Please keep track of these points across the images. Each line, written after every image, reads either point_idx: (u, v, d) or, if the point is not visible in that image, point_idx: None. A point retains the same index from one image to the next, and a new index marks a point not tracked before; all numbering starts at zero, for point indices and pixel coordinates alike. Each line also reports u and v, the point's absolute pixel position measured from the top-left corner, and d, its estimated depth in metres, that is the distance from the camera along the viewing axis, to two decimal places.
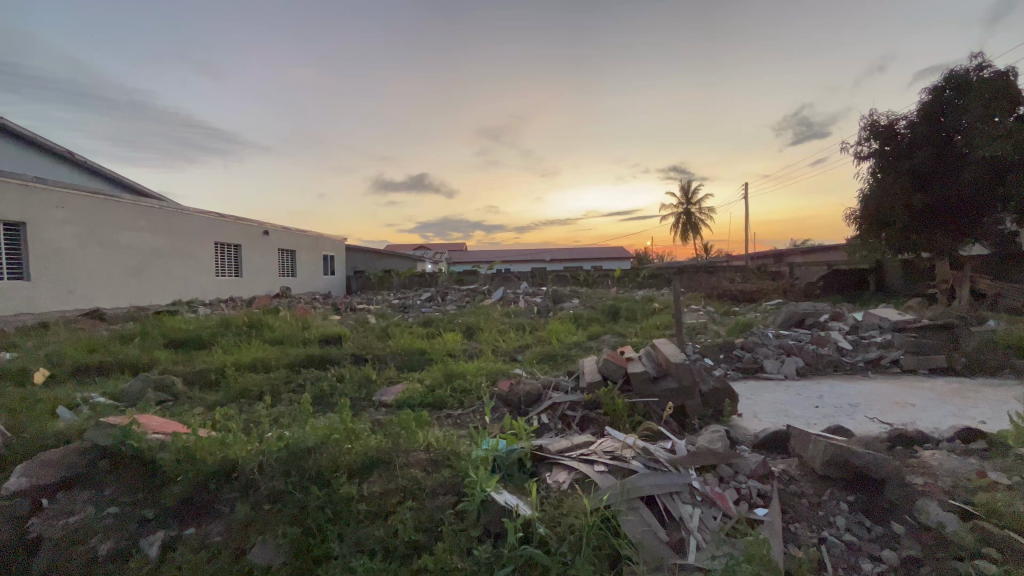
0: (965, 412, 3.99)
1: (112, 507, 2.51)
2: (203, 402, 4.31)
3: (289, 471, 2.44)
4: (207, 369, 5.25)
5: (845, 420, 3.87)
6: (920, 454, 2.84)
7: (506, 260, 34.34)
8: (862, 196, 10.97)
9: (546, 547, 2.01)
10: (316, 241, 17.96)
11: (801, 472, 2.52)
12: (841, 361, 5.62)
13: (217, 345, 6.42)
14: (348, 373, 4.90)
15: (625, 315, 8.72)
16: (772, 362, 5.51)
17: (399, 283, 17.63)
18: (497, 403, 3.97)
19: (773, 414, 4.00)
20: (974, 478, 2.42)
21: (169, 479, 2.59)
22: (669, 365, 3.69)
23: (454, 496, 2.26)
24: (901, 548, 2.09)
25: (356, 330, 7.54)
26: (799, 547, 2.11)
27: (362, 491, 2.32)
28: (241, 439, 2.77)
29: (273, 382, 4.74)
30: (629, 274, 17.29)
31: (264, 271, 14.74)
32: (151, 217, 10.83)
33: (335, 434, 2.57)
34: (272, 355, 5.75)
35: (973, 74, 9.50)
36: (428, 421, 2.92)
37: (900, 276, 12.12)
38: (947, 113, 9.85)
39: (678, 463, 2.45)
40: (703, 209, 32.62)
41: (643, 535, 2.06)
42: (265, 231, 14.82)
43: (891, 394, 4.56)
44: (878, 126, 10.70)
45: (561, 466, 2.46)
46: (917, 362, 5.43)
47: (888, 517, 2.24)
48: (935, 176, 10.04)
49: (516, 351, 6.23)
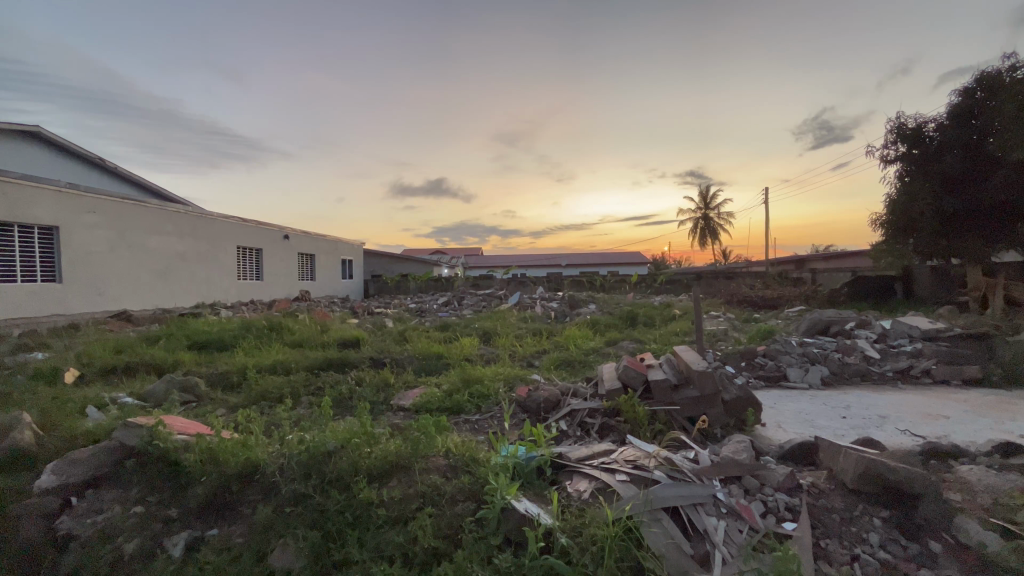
0: (1002, 426, 3.82)
1: (137, 507, 2.55)
2: (226, 404, 4.39)
3: (310, 474, 2.46)
4: (229, 372, 5.35)
5: (874, 432, 3.75)
6: (957, 469, 2.73)
7: (521, 264, 34.31)
8: (889, 201, 10.71)
9: (567, 557, 1.97)
10: (335, 245, 18.16)
11: (830, 486, 2.43)
12: (869, 371, 5.45)
13: (239, 348, 6.51)
14: (367, 378, 4.93)
15: (643, 321, 8.61)
16: (796, 370, 5.39)
17: (417, 288, 17.76)
18: (514, 408, 3.95)
19: (799, 425, 3.89)
20: (1016, 495, 2.32)
21: (192, 479, 2.63)
22: (690, 373, 3.63)
23: (474, 504, 2.24)
24: (939, 568, 2.00)
25: (374, 334, 7.65)
26: (830, 564, 2.03)
27: (381, 496, 2.32)
28: (263, 441, 2.81)
29: (293, 385, 4.79)
30: (647, 279, 17.11)
31: (285, 274, 14.98)
32: (176, 222, 11.11)
33: (355, 438, 2.58)
34: (293, 358, 5.81)
35: (1006, 75, 9.20)
36: (447, 426, 2.92)
37: (929, 283, 11.75)
38: (978, 115, 9.55)
39: (703, 474, 2.39)
40: (723, 214, 32.27)
41: (667, 548, 2.01)
42: (286, 235, 15.08)
43: (924, 406, 4.39)
44: (905, 129, 10.44)
45: (581, 475, 2.42)
46: (949, 372, 5.24)
47: (924, 534, 2.15)
48: (966, 180, 9.72)
49: (533, 356, 6.19)
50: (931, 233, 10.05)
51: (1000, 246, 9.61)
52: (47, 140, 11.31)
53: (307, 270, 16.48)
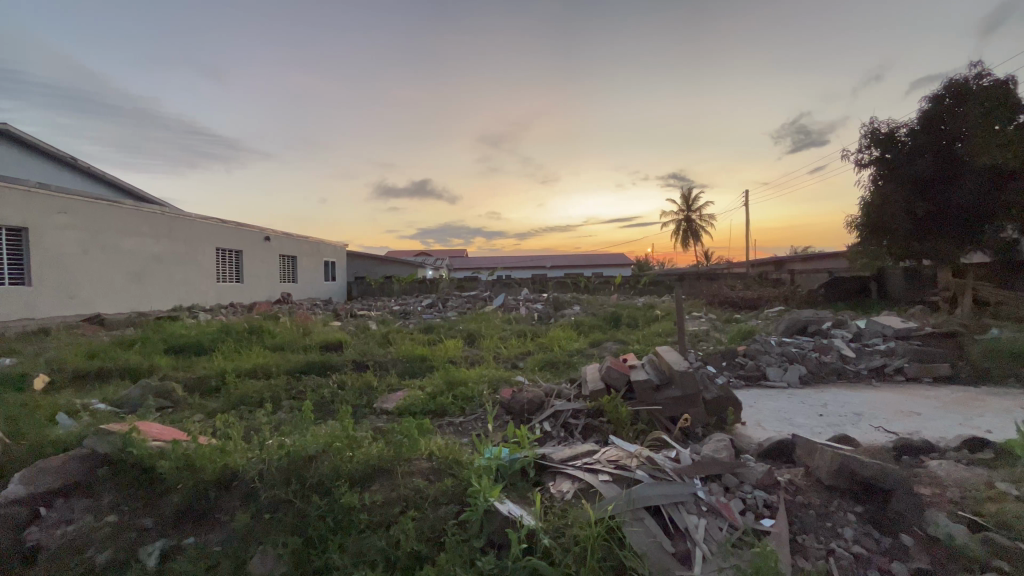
0: (971, 422, 3.95)
1: (111, 516, 2.48)
2: (203, 409, 4.30)
3: (290, 479, 2.42)
4: (207, 376, 5.24)
5: (850, 429, 3.84)
6: (927, 464, 2.82)
7: (506, 266, 34.34)
8: (864, 203, 10.99)
9: (550, 558, 1.97)
10: (317, 246, 17.92)
11: (807, 482, 2.48)
12: (845, 369, 5.59)
13: (217, 352, 6.39)
14: (349, 381, 4.87)
15: (627, 322, 8.69)
16: (775, 369, 5.50)
17: (400, 289, 17.64)
18: (498, 410, 3.95)
19: (777, 423, 3.96)
20: (982, 488, 2.40)
21: (168, 487, 2.57)
22: (672, 373, 3.67)
23: (458, 506, 2.23)
24: (911, 560, 2.06)
25: (356, 336, 7.57)
26: (807, 559, 2.08)
27: (364, 500, 2.30)
28: (242, 447, 2.76)
29: (273, 389, 4.71)
30: (630, 281, 17.26)
31: (266, 276, 14.72)
32: (153, 223, 10.85)
33: (337, 442, 2.55)
34: (273, 361, 5.72)
35: (973, 82, 9.54)
36: (430, 429, 2.90)
37: (902, 283, 12.10)
38: (946, 121, 9.87)
39: (684, 472, 2.42)
40: (704, 216, 32.77)
41: (649, 546, 2.03)
42: (267, 236, 14.83)
43: (897, 403, 4.52)
44: (878, 134, 10.73)
45: (564, 476, 2.43)
46: (921, 370, 5.40)
47: (896, 528, 2.21)
48: (935, 184, 10.06)
49: (518, 358, 6.20)
50: (903, 235, 10.36)
51: (968, 247, 9.94)
52: (16, 138, 10.96)
53: (289, 272, 16.24)
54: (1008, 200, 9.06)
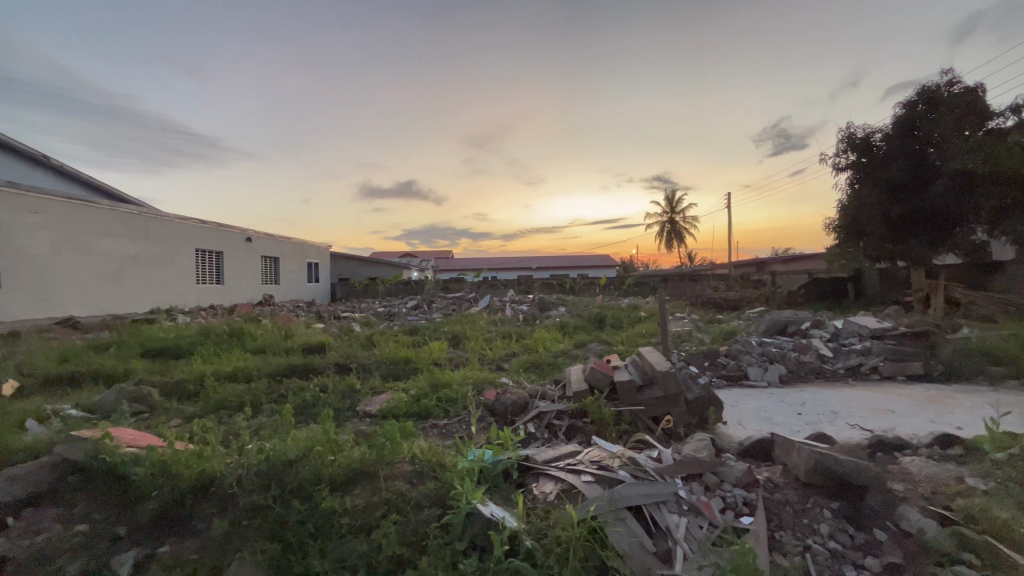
0: (943, 419, 4.07)
1: (82, 525, 2.41)
2: (181, 414, 4.21)
3: (269, 485, 2.38)
4: (186, 380, 5.13)
5: (827, 427, 3.93)
6: (901, 460, 2.89)
7: (492, 267, 34.32)
8: (841, 206, 11.25)
9: (532, 560, 1.97)
10: (300, 247, 17.69)
11: (785, 480, 2.53)
12: (823, 369, 5.71)
13: (196, 356, 6.26)
14: (331, 384, 4.81)
15: (611, 323, 8.75)
16: (755, 369, 5.59)
17: (385, 291, 17.52)
18: (482, 412, 3.94)
19: (757, 422, 4.03)
20: (952, 484, 2.47)
21: (143, 494, 2.51)
22: (655, 373, 3.71)
23: (440, 509, 2.22)
24: (884, 555, 2.11)
25: (340, 338, 7.49)
26: (784, 556, 2.12)
27: (345, 504, 2.27)
28: (220, 452, 2.71)
29: (254, 393, 4.63)
30: (615, 282, 17.40)
31: (247, 278, 14.47)
32: (129, 223, 10.59)
33: (317, 446, 2.52)
34: (254, 364, 5.63)
35: (944, 89, 9.86)
36: (413, 431, 2.88)
37: (878, 284, 12.41)
38: (919, 127, 10.18)
39: (665, 472, 2.44)
40: (688, 218, 33.19)
41: (630, 546, 2.05)
42: (248, 237, 14.58)
43: (872, 401, 4.63)
44: (855, 138, 11.00)
45: (547, 477, 2.43)
46: (895, 369, 5.55)
47: (871, 524, 2.26)
48: (909, 187, 10.32)
49: (502, 359, 6.20)
50: (878, 237, 10.63)
51: (940, 249, 10.24)
52: None
53: (271, 273, 15.99)
54: (978, 204, 9.36)
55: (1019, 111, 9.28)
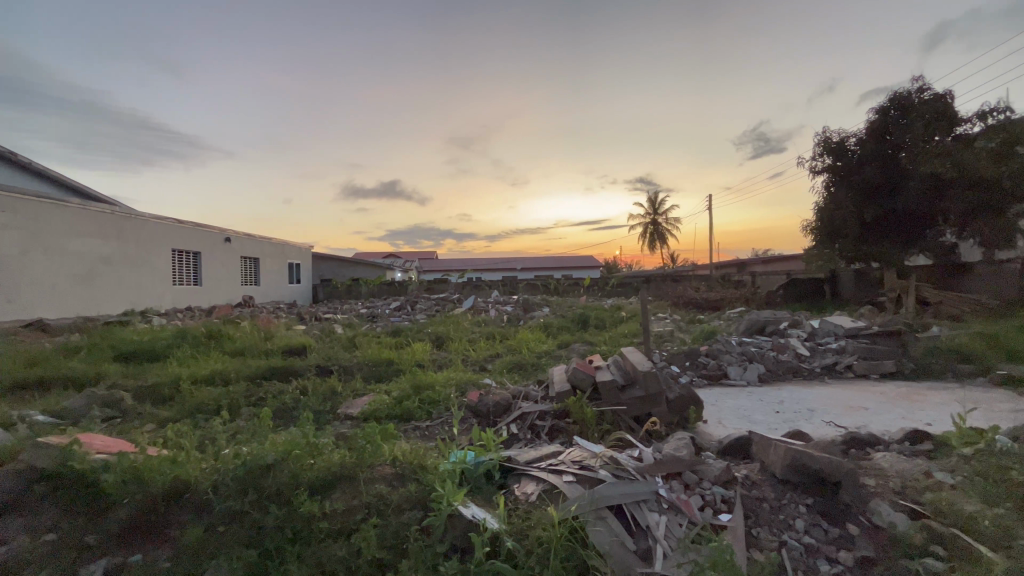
0: (913, 415, 4.20)
1: (49, 534, 2.33)
2: (155, 419, 4.10)
3: (246, 490, 2.34)
4: (161, 383, 5.00)
5: (803, 425, 4.02)
6: (873, 456, 2.97)
7: (477, 268, 34.27)
8: (818, 208, 11.51)
9: (513, 561, 1.97)
10: (281, 248, 17.40)
11: (762, 477, 2.58)
12: (800, 367, 5.84)
13: (172, 358, 6.11)
14: (312, 387, 4.74)
15: (594, 323, 8.81)
16: (735, 368, 5.69)
17: (368, 292, 17.36)
18: (465, 413, 3.93)
19: (736, 421, 4.10)
20: (922, 478, 2.55)
21: (113, 502, 2.43)
22: (636, 373, 3.75)
23: (421, 511, 2.21)
24: (856, 549, 2.16)
25: (321, 340, 7.39)
26: (760, 551, 2.16)
27: (324, 508, 2.24)
28: (195, 457, 2.65)
29: (232, 396, 4.54)
30: (599, 283, 17.52)
31: (226, 279, 14.18)
32: (101, 223, 10.29)
33: (296, 449, 2.48)
34: (233, 367, 5.52)
35: (916, 96, 10.18)
36: (394, 433, 2.86)
37: (853, 285, 12.73)
38: (892, 132, 10.48)
39: (646, 471, 2.47)
40: (670, 219, 33.62)
41: (611, 545, 2.06)
42: (228, 237, 14.29)
43: (847, 399, 4.75)
44: (830, 142, 11.27)
45: (529, 478, 2.43)
46: (869, 367, 5.70)
47: (844, 519, 2.32)
48: (882, 190, 10.61)
49: (486, 360, 6.19)
50: (853, 239, 10.90)
51: (912, 251, 10.56)
52: None
53: (251, 274, 15.69)
54: (947, 207, 9.67)
55: (985, 117, 9.62)
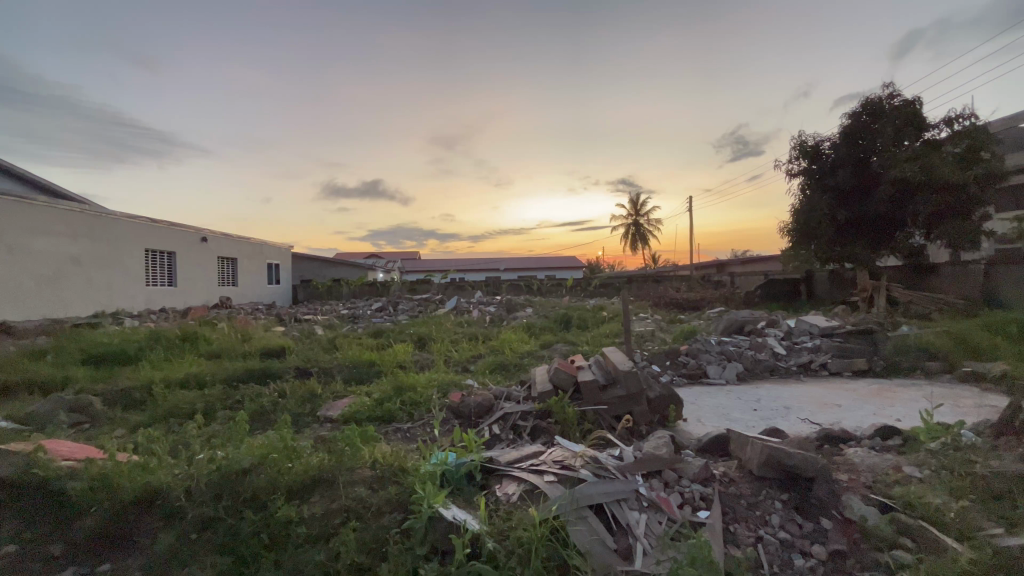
0: (884, 412, 4.33)
1: (10, 545, 2.24)
2: (126, 424, 3.98)
3: (221, 495, 2.28)
4: (132, 387, 4.85)
5: (780, 422, 4.10)
6: (846, 452, 3.05)
7: (460, 268, 34.17)
8: (794, 210, 11.77)
9: (494, 562, 1.97)
10: (260, 248, 17.06)
11: (739, 474, 2.62)
12: (777, 366, 5.97)
13: (145, 361, 5.93)
14: (291, 389, 4.66)
15: (577, 323, 8.86)
16: (714, 367, 5.79)
17: (350, 293, 17.16)
18: (447, 414, 3.90)
19: (715, 419, 4.17)
20: (891, 473, 2.63)
21: (80, 510, 2.36)
22: (617, 373, 3.78)
23: (402, 514, 2.18)
24: (829, 542, 2.22)
25: (301, 342, 7.28)
26: (738, 547, 2.19)
27: (302, 512, 2.20)
28: (168, 462, 2.58)
29: (208, 399, 4.44)
30: (582, 283, 17.62)
31: (202, 279, 13.84)
32: (70, 222, 9.97)
33: (273, 453, 2.43)
34: (209, 369, 5.39)
35: (886, 102, 10.51)
36: (374, 436, 2.82)
37: (827, 285, 13.05)
38: (864, 136, 10.79)
39: (626, 470, 2.49)
40: (652, 221, 34.05)
41: (591, 544, 2.07)
42: (204, 237, 13.95)
43: (821, 396, 4.87)
44: (806, 146, 11.54)
45: (510, 478, 2.43)
46: (842, 365, 5.87)
47: (818, 513, 2.37)
48: (855, 193, 10.92)
49: (469, 361, 6.17)
50: (827, 240, 11.16)
51: (883, 252, 10.87)
52: None
53: (228, 274, 15.35)
54: (915, 209, 10.00)
55: (951, 123, 9.99)
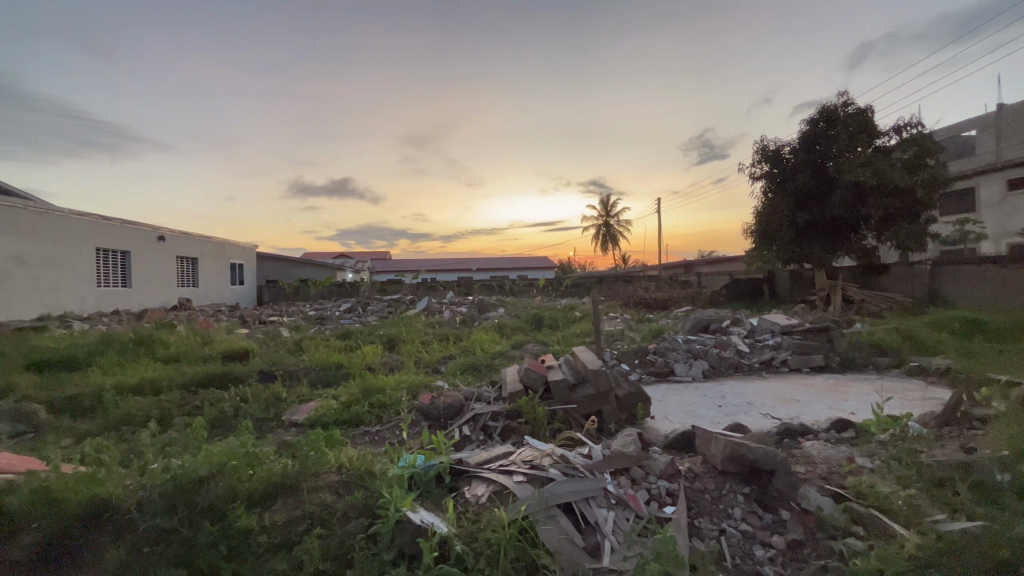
0: (839, 405, 4.53)
1: None
2: (73, 433, 3.76)
3: (175, 506, 2.19)
4: (81, 394, 4.59)
5: (743, 417, 4.24)
6: (803, 445, 3.17)
7: (432, 269, 33.87)
8: (756, 213, 12.17)
9: (462, 564, 1.96)
10: (222, 248, 16.45)
11: (704, 469, 2.69)
12: (740, 363, 6.17)
13: (96, 367, 5.63)
14: (254, 394, 4.51)
15: (548, 323, 8.92)
16: (681, 365, 5.93)
17: (318, 294, 16.77)
18: (416, 416, 3.85)
19: (682, 416, 4.27)
20: (845, 464, 2.75)
21: (20, 526, 2.22)
22: (587, 372, 3.82)
23: (368, 519, 2.14)
24: (788, 532, 2.30)
25: (265, 344, 7.04)
26: (702, 541, 2.25)
27: (263, 521, 2.13)
28: (118, 473, 2.46)
29: (165, 406, 4.25)
30: (554, 283, 17.73)
31: (159, 280, 13.23)
32: (13, 219, 9.41)
33: (234, 460, 2.35)
34: (166, 374, 5.16)
35: (841, 110, 11.01)
36: (341, 440, 2.75)
37: (788, 284, 13.57)
38: (821, 142, 11.26)
39: (595, 468, 2.51)
40: (622, 221, 34.63)
41: (560, 543, 2.08)
42: (162, 236, 13.35)
43: (782, 392, 5.06)
44: (767, 150, 11.94)
45: (479, 479, 2.42)
46: (801, 361, 6.12)
47: (777, 504, 2.46)
48: (813, 196, 11.38)
49: (439, 362, 6.11)
50: (788, 241, 11.58)
51: (839, 253, 11.36)
52: None
53: (188, 275, 14.73)
54: (868, 213, 10.50)
55: (900, 131, 10.54)
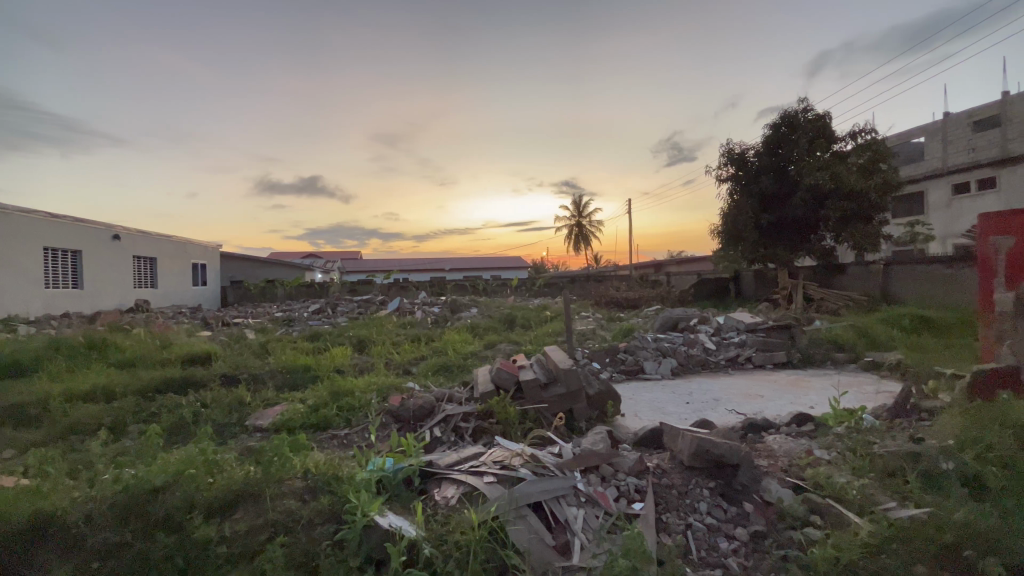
0: (800, 400, 4.70)
1: None
2: (16, 444, 3.54)
3: (128, 519, 2.09)
4: (25, 403, 4.33)
5: (710, 413, 4.35)
6: (766, 439, 3.28)
7: (404, 268, 33.47)
8: (723, 214, 12.51)
9: (431, 567, 1.94)
10: (183, 247, 15.80)
11: (672, 465, 2.75)
12: (707, 360, 6.33)
13: (42, 373, 5.32)
14: (216, 399, 4.35)
15: (521, 323, 8.93)
16: (651, 363, 6.04)
17: (285, 295, 16.31)
18: (386, 418, 3.79)
19: (651, 413, 4.35)
20: (804, 456, 2.85)
21: None
22: (558, 371, 3.84)
23: (334, 525, 2.09)
24: (750, 524, 2.37)
25: (229, 347, 6.80)
26: (669, 535, 2.29)
27: (223, 531, 2.05)
28: (66, 485, 2.35)
29: (118, 413, 4.05)
30: (527, 283, 17.79)
31: (114, 281, 12.60)
32: None
33: (191, 468, 2.26)
34: (120, 379, 4.92)
35: (801, 115, 11.42)
36: (306, 445, 2.68)
37: (753, 284, 14.01)
38: (783, 146, 11.65)
39: (565, 466, 2.53)
40: (594, 221, 35.03)
41: (530, 543, 2.08)
42: (116, 234, 12.71)
43: (746, 387, 5.22)
44: (733, 153, 12.29)
45: (449, 481, 2.40)
46: (764, 358, 6.33)
47: (741, 497, 2.53)
48: (776, 198, 11.77)
49: (411, 363, 6.04)
50: (753, 242, 11.94)
51: (800, 253, 11.78)
52: None
53: (146, 275, 14.08)
54: (827, 215, 10.93)
55: (856, 137, 11.02)
